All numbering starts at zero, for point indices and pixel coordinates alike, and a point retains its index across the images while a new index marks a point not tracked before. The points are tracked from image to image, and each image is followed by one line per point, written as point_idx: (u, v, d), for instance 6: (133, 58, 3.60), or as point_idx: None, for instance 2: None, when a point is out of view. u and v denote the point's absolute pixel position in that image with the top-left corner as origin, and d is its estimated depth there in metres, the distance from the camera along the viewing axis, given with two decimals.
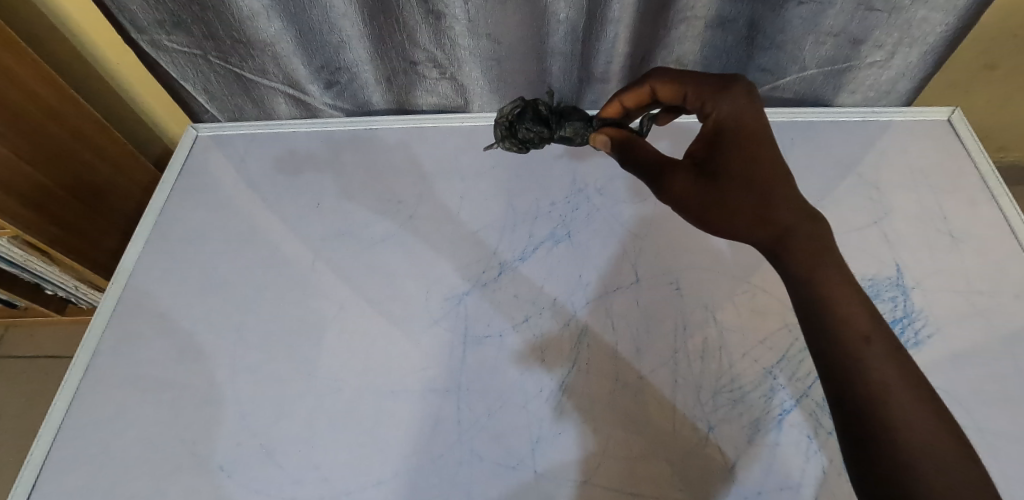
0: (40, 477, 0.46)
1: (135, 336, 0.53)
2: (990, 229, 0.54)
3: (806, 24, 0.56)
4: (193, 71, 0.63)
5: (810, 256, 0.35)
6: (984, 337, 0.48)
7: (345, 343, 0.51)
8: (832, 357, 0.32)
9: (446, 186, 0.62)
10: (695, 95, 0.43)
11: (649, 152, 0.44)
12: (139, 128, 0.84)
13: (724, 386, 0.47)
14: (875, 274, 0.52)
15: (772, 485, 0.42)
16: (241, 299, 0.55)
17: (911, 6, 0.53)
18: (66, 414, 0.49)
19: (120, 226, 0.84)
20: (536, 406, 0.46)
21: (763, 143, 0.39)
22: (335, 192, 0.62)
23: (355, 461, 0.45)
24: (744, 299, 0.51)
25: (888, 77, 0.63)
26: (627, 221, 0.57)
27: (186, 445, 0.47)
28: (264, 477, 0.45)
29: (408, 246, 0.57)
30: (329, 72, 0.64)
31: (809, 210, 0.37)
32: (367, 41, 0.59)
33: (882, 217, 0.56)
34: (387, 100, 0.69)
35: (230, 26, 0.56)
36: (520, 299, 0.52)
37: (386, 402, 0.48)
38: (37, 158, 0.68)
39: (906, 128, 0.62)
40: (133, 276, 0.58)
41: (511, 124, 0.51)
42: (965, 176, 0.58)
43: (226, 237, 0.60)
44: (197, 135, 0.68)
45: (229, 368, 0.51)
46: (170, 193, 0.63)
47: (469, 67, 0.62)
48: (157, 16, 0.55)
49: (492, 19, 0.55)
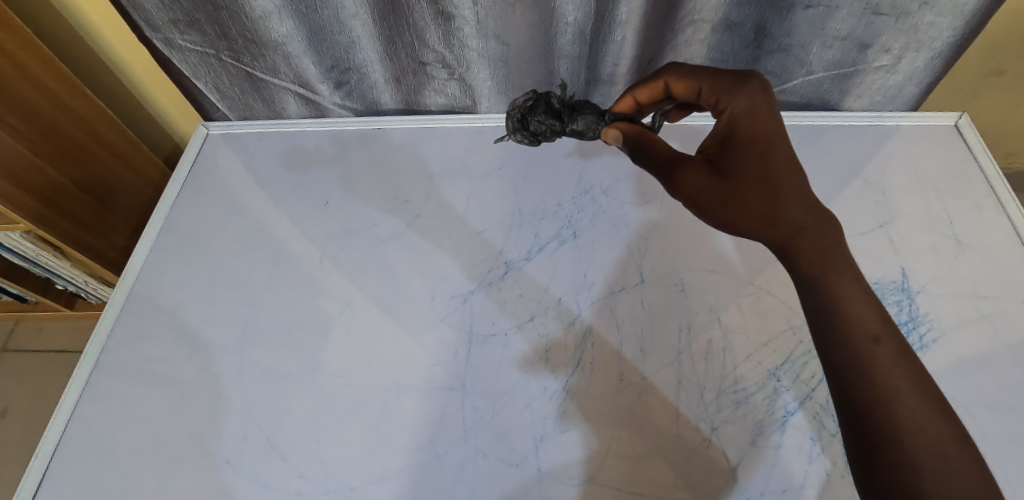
0: (50, 466, 0.47)
1: (145, 331, 0.54)
2: (996, 235, 0.54)
3: (812, 27, 0.56)
4: (205, 70, 0.64)
5: (819, 256, 0.36)
6: (989, 342, 0.48)
7: (351, 339, 0.52)
8: (840, 358, 0.32)
9: (453, 186, 0.62)
10: (709, 90, 0.43)
11: (660, 147, 0.44)
12: (151, 126, 0.85)
13: (727, 387, 0.47)
14: (881, 278, 0.52)
15: (775, 486, 0.42)
16: (248, 296, 0.56)
17: (917, 12, 0.53)
18: (76, 407, 0.50)
19: (130, 222, 0.86)
20: (539, 405, 0.47)
21: (777, 141, 0.39)
22: (343, 191, 0.63)
23: (360, 456, 0.45)
24: (747, 301, 0.51)
25: (894, 82, 0.63)
26: (632, 223, 0.57)
27: (193, 438, 0.48)
28: (270, 471, 0.45)
29: (415, 245, 0.58)
30: (339, 72, 0.65)
31: (820, 209, 0.37)
32: (377, 43, 0.60)
33: (887, 221, 0.56)
34: (395, 100, 0.70)
35: (243, 26, 0.57)
36: (525, 299, 0.53)
37: (391, 398, 0.48)
38: (50, 154, 0.69)
39: (912, 133, 0.62)
40: (142, 272, 0.58)
41: (523, 117, 0.52)
42: (972, 182, 0.58)
43: (234, 235, 0.60)
44: (207, 133, 0.69)
45: (237, 364, 0.51)
46: (181, 189, 0.64)
47: (478, 68, 0.63)
48: (171, 16, 0.56)
49: (501, 21, 0.56)
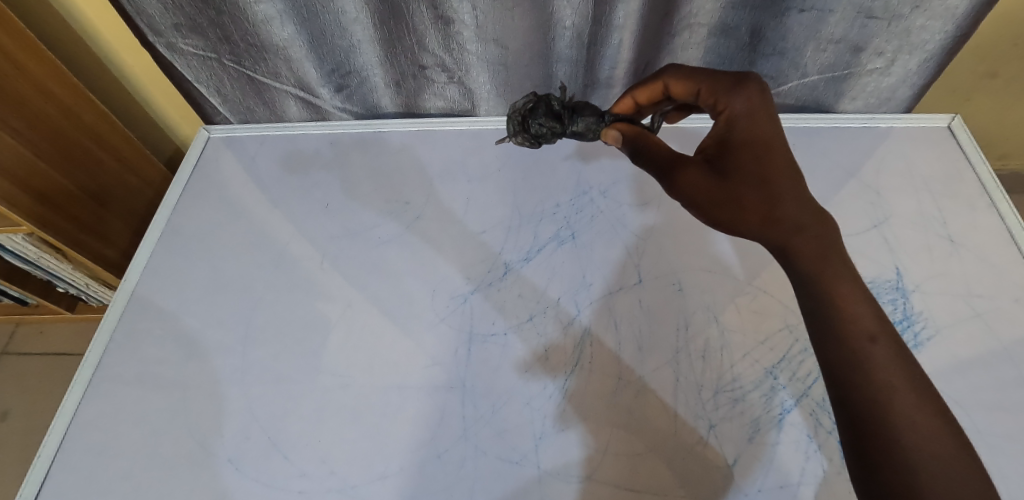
0: (52, 467, 0.47)
1: (146, 333, 0.54)
2: (990, 234, 0.55)
3: (806, 31, 0.57)
4: (207, 74, 0.65)
5: (816, 257, 0.36)
6: (983, 340, 0.48)
7: (352, 340, 0.52)
8: (838, 357, 0.33)
9: (452, 188, 0.63)
10: (708, 91, 0.44)
11: (660, 148, 0.44)
12: (153, 130, 0.86)
13: (724, 385, 0.47)
14: (876, 277, 0.53)
15: (772, 483, 0.43)
16: (249, 297, 0.56)
17: (910, 15, 0.54)
18: (78, 408, 0.50)
19: (132, 224, 0.86)
20: (538, 404, 0.47)
21: (775, 143, 0.40)
22: (343, 194, 0.63)
23: (361, 455, 0.46)
24: (745, 300, 0.52)
25: (888, 84, 0.64)
26: (630, 224, 0.58)
27: (195, 438, 0.48)
28: (272, 470, 0.46)
29: (415, 247, 0.58)
30: (340, 76, 0.66)
31: (816, 209, 0.38)
32: (377, 47, 0.61)
33: (883, 221, 0.56)
34: (395, 104, 0.71)
35: (245, 30, 0.58)
36: (524, 299, 0.53)
37: (391, 398, 0.48)
38: (52, 156, 0.70)
39: (906, 135, 0.63)
40: (144, 275, 0.59)
41: (523, 119, 0.52)
42: (965, 182, 0.59)
43: (235, 238, 0.61)
44: (209, 136, 0.69)
45: (238, 366, 0.52)
46: (182, 192, 0.65)
47: (477, 72, 0.64)
48: (174, 20, 0.57)
49: (499, 25, 0.56)
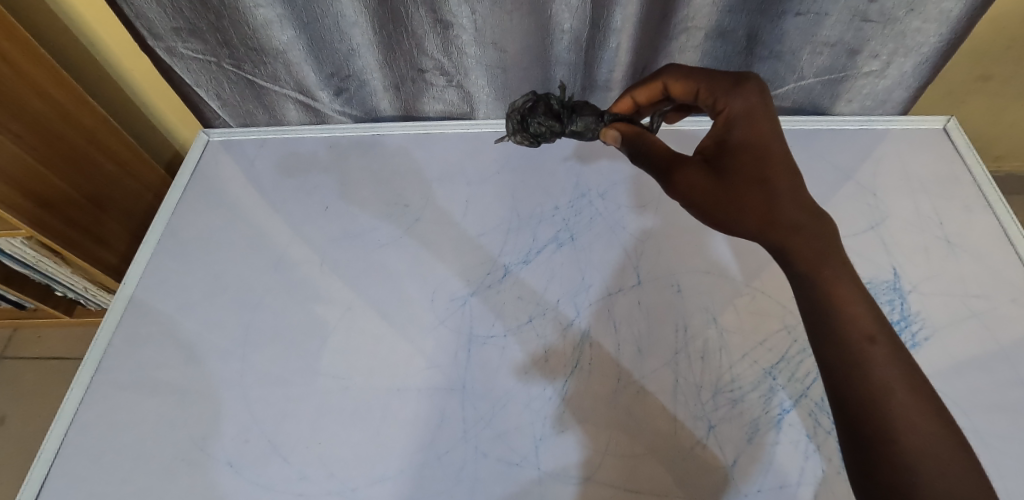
0: (52, 469, 0.47)
1: (145, 336, 0.54)
2: (986, 235, 0.55)
3: (803, 34, 0.58)
4: (206, 78, 0.65)
5: (814, 257, 0.36)
6: (980, 340, 0.49)
7: (351, 342, 0.52)
8: (836, 358, 0.33)
9: (451, 190, 0.63)
10: (707, 91, 0.44)
11: (659, 148, 0.45)
12: (152, 134, 0.86)
13: (723, 385, 0.47)
14: (874, 277, 0.53)
15: (771, 483, 0.43)
16: (249, 300, 0.56)
17: (905, 18, 0.54)
18: (77, 410, 0.50)
19: (131, 226, 0.86)
20: (538, 405, 0.47)
21: (773, 143, 0.40)
22: (342, 197, 0.63)
23: (361, 456, 0.46)
24: (744, 301, 0.52)
25: (884, 87, 0.64)
26: (628, 226, 0.58)
27: (195, 441, 0.48)
28: (271, 473, 0.46)
29: (414, 250, 0.58)
30: (339, 80, 0.66)
31: (814, 209, 0.38)
32: (376, 51, 0.61)
33: (880, 222, 0.57)
34: (393, 107, 0.71)
35: (244, 34, 0.58)
36: (523, 301, 0.53)
37: (391, 400, 0.48)
38: (51, 159, 0.70)
39: (902, 136, 0.63)
40: (143, 277, 0.59)
41: (523, 118, 0.52)
42: (961, 184, 0.59)
43: (235, 241, 0.61)
44: (208, 140, 0.70)
45: (237, 369, 0.52)
46: (182, 195, 0.65)
47: (476, 75, 0.64)
48: (174, 24, 0.57)
49: (498, 29, 0.57)
